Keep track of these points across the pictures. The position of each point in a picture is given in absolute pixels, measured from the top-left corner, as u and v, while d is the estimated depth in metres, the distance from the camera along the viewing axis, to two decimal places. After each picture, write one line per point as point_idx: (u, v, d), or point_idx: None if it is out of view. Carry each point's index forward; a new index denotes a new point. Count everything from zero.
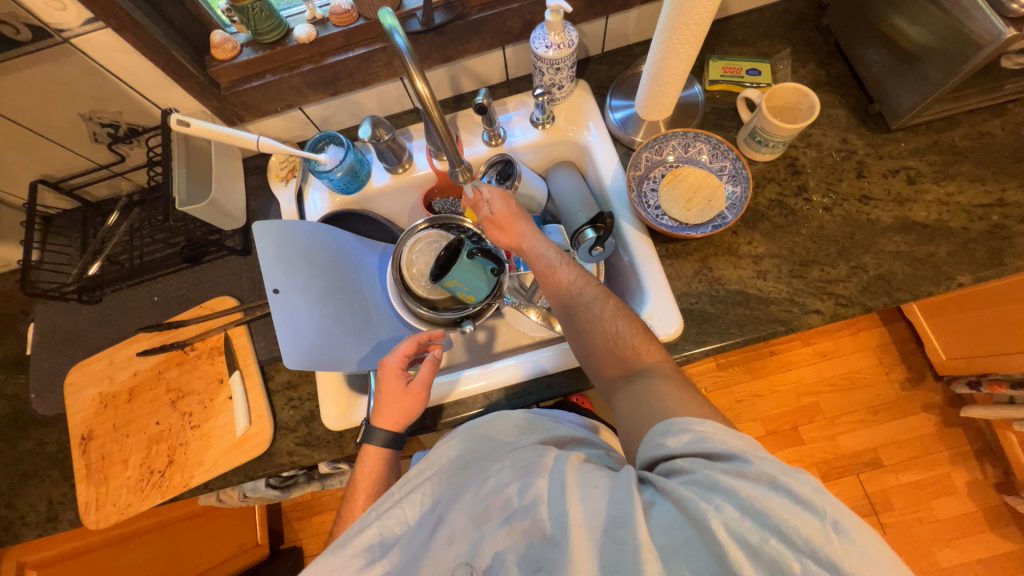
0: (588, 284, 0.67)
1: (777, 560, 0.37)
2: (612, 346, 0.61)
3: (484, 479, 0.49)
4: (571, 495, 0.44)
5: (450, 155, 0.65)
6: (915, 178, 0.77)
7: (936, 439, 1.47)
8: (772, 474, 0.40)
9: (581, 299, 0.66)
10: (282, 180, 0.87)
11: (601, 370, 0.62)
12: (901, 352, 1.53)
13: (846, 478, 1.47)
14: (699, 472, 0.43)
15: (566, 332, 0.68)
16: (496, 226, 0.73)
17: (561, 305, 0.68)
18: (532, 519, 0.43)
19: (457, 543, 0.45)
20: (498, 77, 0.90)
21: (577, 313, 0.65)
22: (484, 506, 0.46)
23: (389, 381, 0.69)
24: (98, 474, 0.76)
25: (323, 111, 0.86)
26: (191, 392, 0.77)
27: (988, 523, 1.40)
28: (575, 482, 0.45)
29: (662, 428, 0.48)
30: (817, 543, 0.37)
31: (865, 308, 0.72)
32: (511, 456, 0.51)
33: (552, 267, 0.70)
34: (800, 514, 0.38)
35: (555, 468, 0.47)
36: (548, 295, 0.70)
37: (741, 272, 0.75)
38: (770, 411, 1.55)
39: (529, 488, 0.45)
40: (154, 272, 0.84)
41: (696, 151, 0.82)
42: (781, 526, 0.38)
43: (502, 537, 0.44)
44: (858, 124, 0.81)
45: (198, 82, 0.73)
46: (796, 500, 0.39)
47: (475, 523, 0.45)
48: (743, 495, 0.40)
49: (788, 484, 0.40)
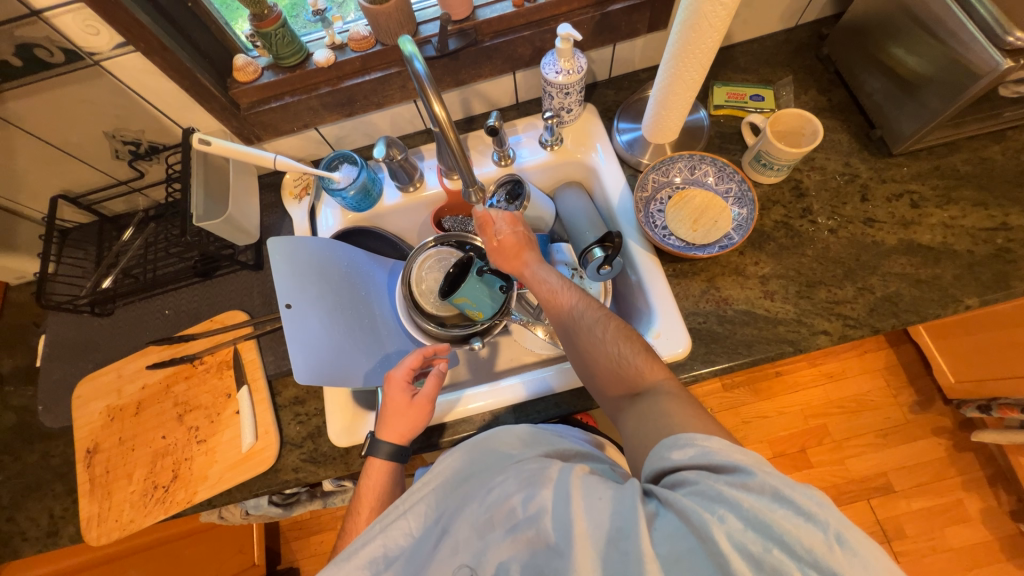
0: (589, 306, 0.67)
1: (781, 572, 0.37)
2: (615, 366, 0.61)
3: (488, 489, 0.49)
4: (575, 506, 0.43)
5: (463, 173, 0.71)
6: (919, 202, 0.78)
7: (948, 464, 1.45)
8: (776, 486, 0.40)
9: (584, 322, 0.65)
10: (295, 198, 0.89)
11: (605, 391, 0.63)
12: (909, 374, 1.52)
13: (856, 504, 1.44)
14: (703, 483, 0.42)
15: (569, 352, 0.68)
16: (501, 250, 0.74)
17: (564, 329, 0.68)
18: (536, 529, 0.43)
19: (461, 553, 0.45)
20: (508, 100, 0.93)
21: (578, 334, 0.65)
22: (488, 516, 0.46)
23: (394, 394, 0.69)
24: (102, 488, 0.76)
25: (338, 131, 0.89)
26: (199, 406, 0.77)
27: (1005, 553, 1.36)
28: (580, 492, 0.44)
29: (668, 443, 0.48)
30: (820, 554, 0.37)
31: (873, 329, 0.72)
32: (516, 467, 0.51)
33: (555, 292, 0.70)
34: (805, 527, 0.38)
35: (559, 479, 0.47)
36: (551, 318, 0.71)
37: (749, 292, 0.76)
38: (777, 433, 1.53)
39: (533, 499, 0.45)
40: (167, 286, 0.85)
41: (701, 173, 0.83)
42: (784, 537, 0.38)
43: (506, 548, 0.43)
44: (861, 148, 0.83)
45: (220, 102, 0.75)
46: (801, 512, 0.38)
47: (479, 533, 0.45)
48: (747, 507, 0.39)
49: (792, 496, 0.39)
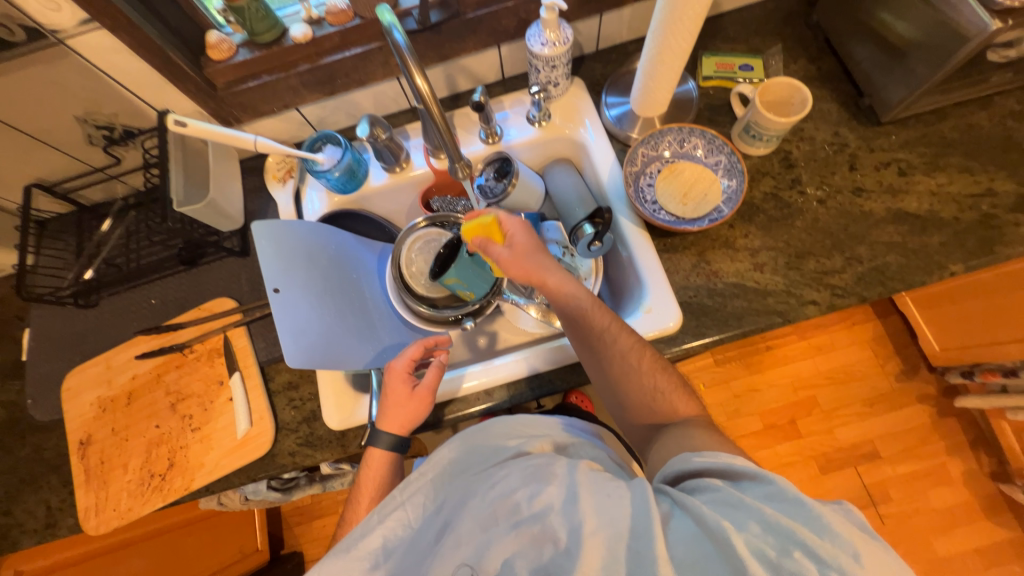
0: (622, 332, 0.63)
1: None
2: (649, 399, 0.62)
3: (491, 484, 0.50)
4: (584, 503, 0.44)
5: (451, 151, 0.69)
6: (906, 169, 0.78)
7: (932, 429, 1.49)
8: (797, 493, 0.41)
9: (618, 351, 0.62)
10: (279, 181, 0.87)
11: (633, 419, 0.64)
12: (895, 344, 1.55)
13: (843, 471, 1.49)
14: (724, 491, 0.44)
15: (597, 375, 0.66)
16: (517, 259, 0.65)
17: (586, 346, 0.65)
18: (542, 526, 0.44)
19: (463, 547, 0.45)
20: (494, 76, 0.91)
21: (611, 363, 0.62)
22: (492, 510, 0.46)
23: (395, 385, 0.69)
24: (97, 479, 0.75)
25: (320, 112, 0.86)
26: (191, 395, 0.77)
27: (984, 511, 1.42)
28: (588, 490, 0.45)
29: (691, 453, 0.50)
30: (842, 566, 0.37)
31: (861, 298, 0.73)
32: (519, 463, 0.51)
33: (584, 311, 0.63)
34: (828, 539, 0.38)
35: (565, 475, 0.48)
36: (578, 338, 0.65)
37: (738, 265, 0.76)
38: (768, 405, 1.56)
39: (539, 496, 0.46)
40: (153, 274, 0.84)
41: (691, 147, 0.82)
42: (804, 542, 0.38)
43: (510, 543, 0.44)
44: (850, 117, 0.82)
45: (195, 83, 0.73)
46: (824, 523, 0.38)
47: (482, 527, 0.46)
48: (768, 513, 0.40)
49: (816, 506, 0.39)
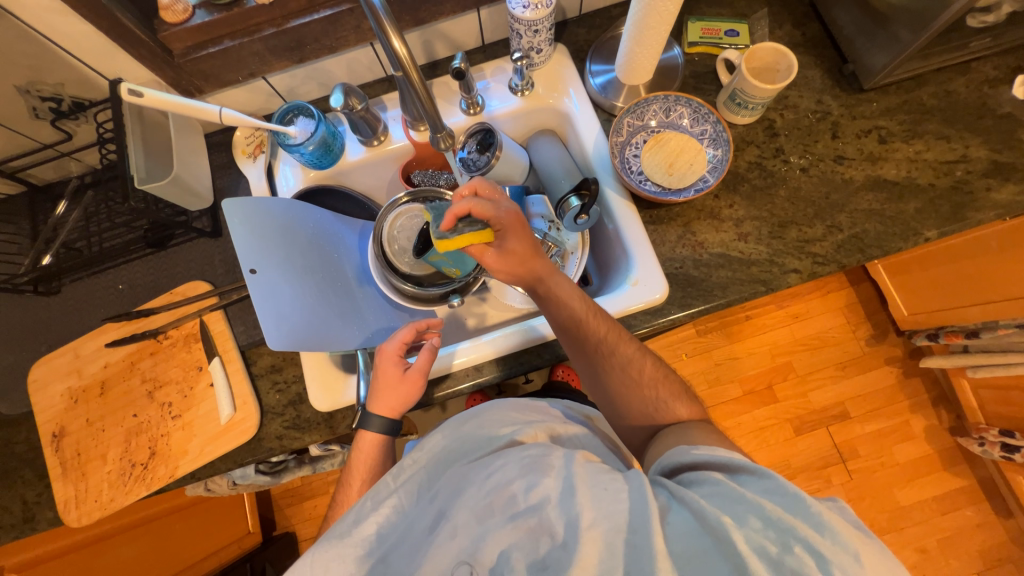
0: (623, 342, 0.66)
1: (801, 572, 0.39)
2: (651, 413, 0.63)
3: (487, 474, 0.50)
4: (582, 497, 0.45)
5: (432, 119, 0.66)
6: (886, 137, 0.79)
7: (898, 389, 1.57)
8: (797, 491, 0.43)
9: (617, 362, 0.65)
10: (249, 156, 0.82)
11: (629, 427, 0.65)
12: (866, 310, 1.62)
13: (816, 432, 1.57)
14: (724, 485, 0.46)
15: (592, 381, 0.68)
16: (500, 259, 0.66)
17: (583, 353, 0.66)
18: (539, 518, 0.45)
19: (460, 537, 0.45)
20: (474, 42, 0.87)
21: (610, 373, 0.65)
22: (488, 501, 0.47)
23: (387, 367, 0.68)
24: (75, 471, 0.73)
25: (289, 81, 0.81)
26: (169, 381, 0.74)
27: (942, 463, 1.52)
28: (585, 484, 0.46)
29: (688, 445, 0.53)
30: (841, 562, 0.39)
31: (840, 265, 0.74)
32: (514, 452, 0.52)
33: (580, 322, 0.65)
34: (828, 539, 0.40)
35: (562, 468, 0.49)
36: (577, 346, 0.66)
37: (723, 235, 0.76)
38: (747, 372, 1.61)
39: (536, 488, 0.47)
40: (119, 258, 0.79)
41: (677, 116, 0.81)
42: (801, 538, 0.40)
43: (507, 534, 0.45)
44: (833, 84, 0.82)
45: (149, 48, 0.67)
46: (821, 519, 0.41)
47: (479, 518, 0.46)
48: (768, 509, 0.42)
49: (814, 504, 0.41)
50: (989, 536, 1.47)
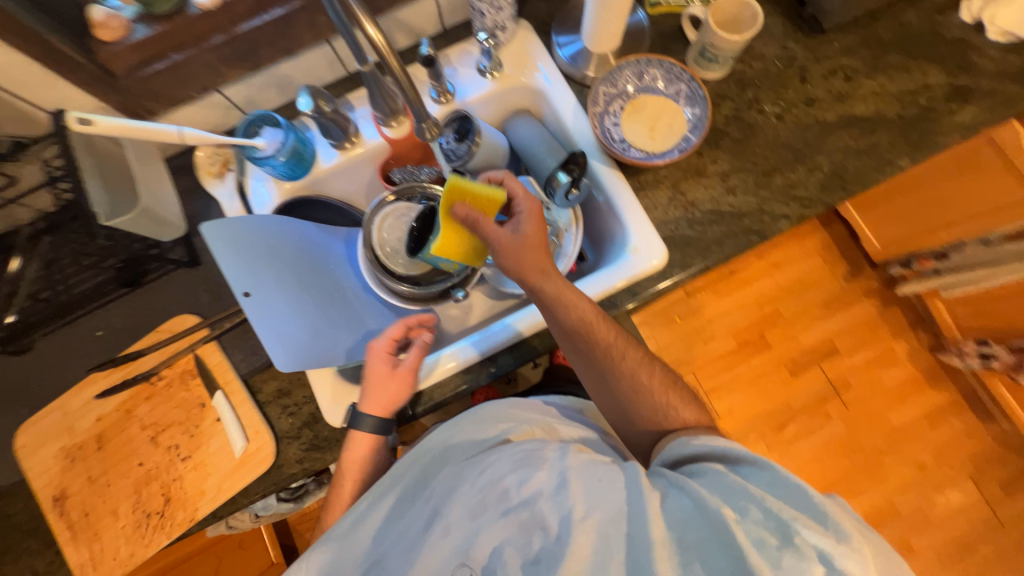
0: (629, 349, 0.65)
1: (799, 563, 0.40)
2: (660, 416, 0.63)
3: (481, 471, 0.55)
4: (573, 491, 0.50)
5: (416, 108, 0.61)
6: (851, 75, 0.80)
7: (879, 319, 1.66)
8: (799, 485, 0.46)
9: (626, 368, 0.64)
10: (216, 176, 0.78)
11: (633, 424, 0.64)
12: (841, 248, 1.68)
13: (810, 371, 1.63)
14: (726, 477, 0.49)
15: (591, 383, 0.67)
16: (516, 250, 0.64)
17: (587, 356, 0.64)
18: (532, 511, 0.50)
19: (458, 533, 0.51)
20: (434, 28, 0.84)
21: (615, 378, 0.64)
22: (483, 496, 0.52)
23: (376, 365, 0.69)
24: (85, 533, 0.68)
25: (246, 91, 0.77)
26: (172, 423, 0.70)
27: (927, 381, 1.62)
28: (574, 476, 0.51)
29: (694, 438, 0.57)
30: (841, 554, 0.40)
31: (826, 205, 0.76)
32: (509, 449, 0.57)
33: (587, 324, 0.63)
34: (829, 531, 0.42)
35: (554, 462, 0.54)
36: (578, 349, 0.65)
37: (712, 192, 0.77)
38: (739, 324, 1.66)
39: (530, 482, 0.52)
40: (93, 303, 0.74)
41: (651, 79, 0.80)
42: (798, 531, 0.42)
43: (500, 528, 0.50)
44: (794, 29, 0.83)
45: (90, 71, 0.62)
46: (822, 513, 0.43)
47: (474, 513, 0.52)
48: (769, 502, 0.44)
49: (817, 497, 0.44)
50: (976, 441, 1.58)
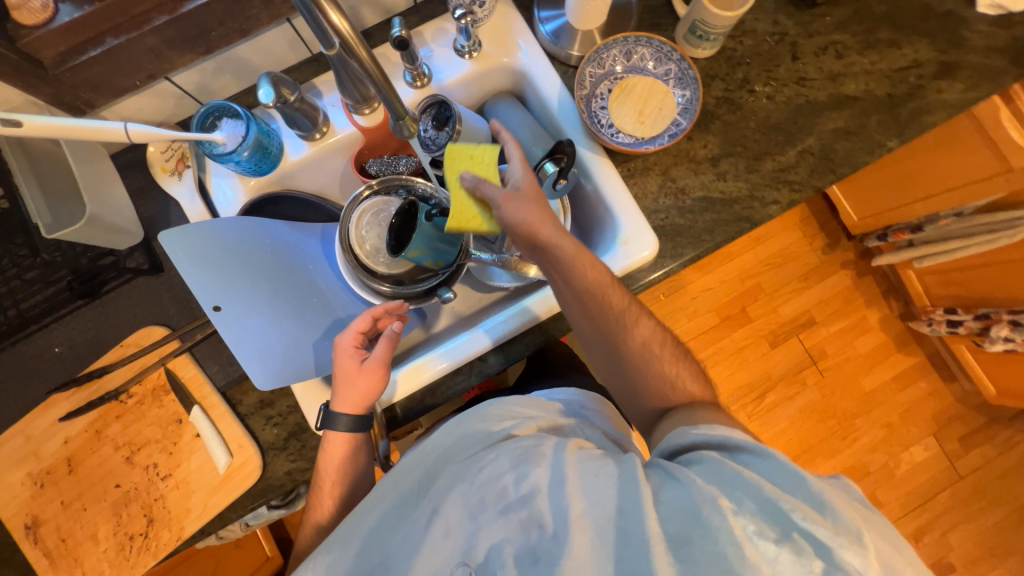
0: (637, 318, 0.62)
1: (800, 559, 0.38)
2: (670, 388, 0.60)
3: (478, 469, 0.51)
4: (571, 487, 0.46)
5: (389, 106, 0.58)
6: (842, 51, 0.78)
7: (854, 289, 1.70)
8: (799, 472, 0.41)
9: (637, 338, 0.61)
10: (172, 174, 0.71)
11: (640, 399, 0.62)
12: (820, 222, 1.71)
13: (789, 342, 1.68)
14: (721, 466, 0.44)
15: (602, 356, 0.64)
16: (522, 202, 0.59)
17: (598, 324, 0.62)
18: (529, 510, 0.46)
19: (454, 536, 0.47)
20: (405, 2, 0.77)
21: (626, 347, 0.61)
22: (481, 496, 0.48)
23: (343, 361, 0.65)
24: (64, 559, 0.65)
25: (199, 77, 0.69)
26: (148, 442, 0.67)
27: (897, 347, 1.69)
28: (574, 471, 0.47)
29: (691, 426, 0.52)
30: (843, 547, 0.38)
31: (815, 189, 0.75)
32: (506, 446, 0.53)
33: (600, 287, 0.60)
34: (830, 522, 0.39)
35: (553, 457, 0.49)
36: (589, 317, 0.61)
37: (702, 178, 0.75)
38: (722, 299, 1.69)
39: (527, 479, 0.48)
40: (46, 318, 0.68)
41: (639, 58, 0.76)
42: (800, 524, 0.39)
43: (499, 528, 0.46)
44: (786, 2, 0.79)
45: (11, 62, 0.54)
46: (823, 500, 0.40)
47: (472, 513, 0.48)
48: (768, 490, 0.40)
49: (819, 485, 0.40)
50: (939, 401, 1.67)
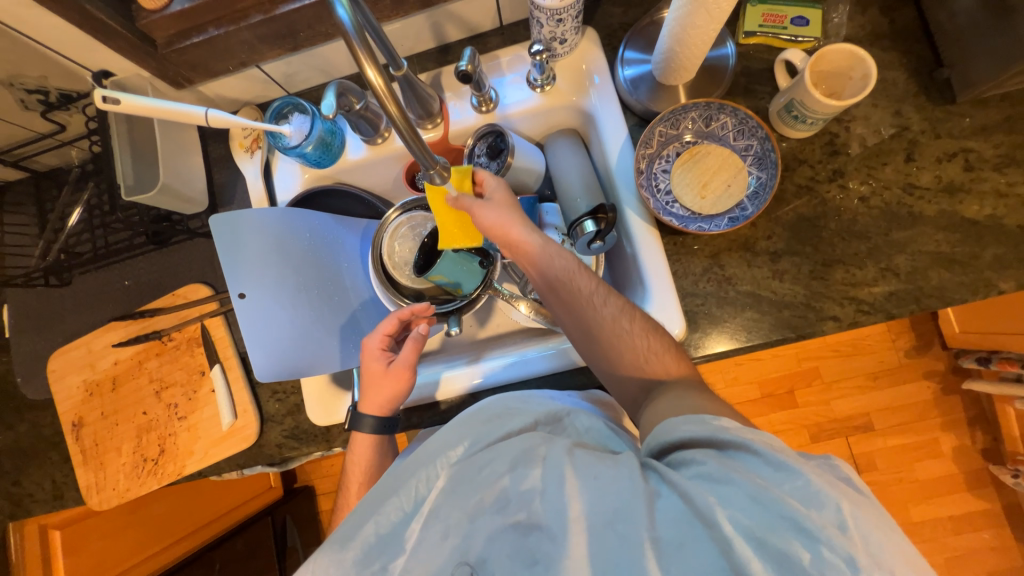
0: (611, 296, 0.62)
1: (791, 555, 0.37)
2: (642, 362, 0.60)
3: (477, 467, 0.49)
4: (568, 489, 0.44)
5: (421, 159, 0.53)
6: (973, 162, 0.65)
7: (932, 405, 1.48)
8: (786, 460, 0.40)
9: (609, 322, 0.60)
10: (246, 151, 0.77)
11: (621, 381, 0.62)
12: (912, 320, 1.49)
13: (834, 440, 1.51)
14: (710, 464, 0.42)
15: (578, 341, 0.64)
16: (493, 208, 0.64)
17: (577, 317, 0.62)
18: (527, 510, 0.46)
19: (452, 537, 0.47)
20: (491, 24, 0.76)
21: (597, 328, 0.61)
22: (478, 498, 0.47)
23: (370, 364, 0.68)
24: (93, 459, 0.77)
25: (286, 68, 0.73)
26: (174, 383, 0.76)
27: (967, 484, 1.45)
28: (571, 473, 0.45)
29: (676, 419, 0.48)
30: (834, 536, 0.36)
31: (888, 316, 0.65)
32: (505, 442, 0.50)
33: (570, 274, 0.62)
34: (820, 510, 0.37)
35: (549, 458, 0.47)
36: (563, 304, 0.63)
37: (756, 271, 0.68)
38: (769, 374, 1.54)
39: (525, 479, 0.47)
40: (122, 255, 0.78)
41: (718, 126, 0.70)
42: (795, 518, 0.37)
43: (495, 526, 0.46)
44: (919, 91, 0.68)
45: (128, 40, 0.61)
46: (812, 492, 0.38)
47: (470, 516, 0.47)
48: (756, 487, 0.39)
49: (811, 476, 0.38)
50: (1002, 560, 1.42)
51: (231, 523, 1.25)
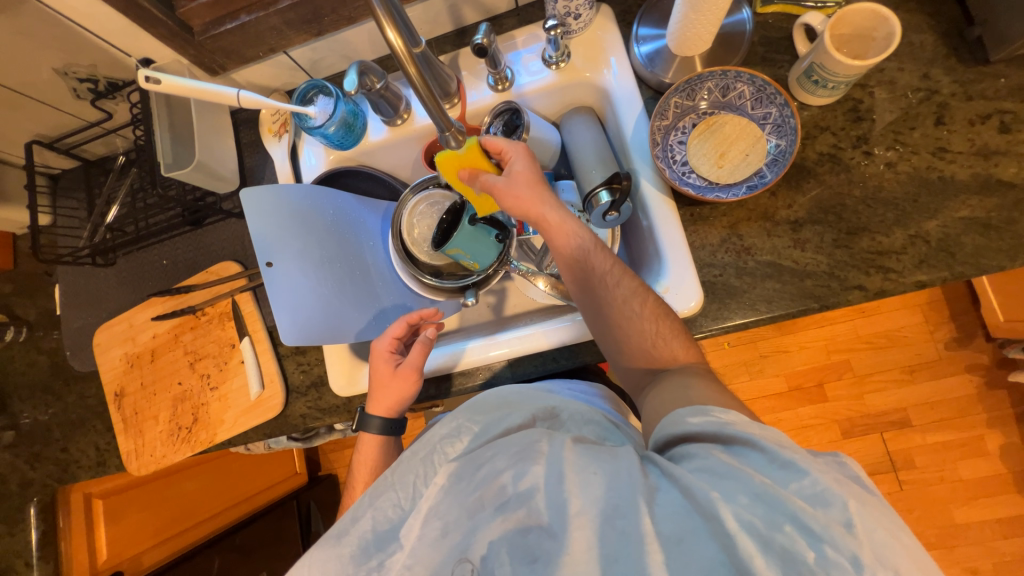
0: (624, 276, 0.60)
1: (792, 551, 0.34)
2: (649, 344, 0.59)
3: (476, 467, 0.48)
4: (569, 485, 0.42)
5: (437, 119, 0.58)
6: (1010, 124, 0.63)
7: (976, 401, 1.40)
8: (790, 457, 0.38)
9: (622, 307, 0.59)
10: (275, 135, 0.81)
11: (628, 362, 0.62)
12: (952, 310, 1.42)
13: (867, 437, 1.44)
14: (710, 459, 0.41)
15: (589, 320, 0.63)
16: (513, 184, 0.62)
17: (592, 299, 0.61)
18: (527, 508, 0.43)
19: (451, 534, 0.45)
20: (507, 5, 0.77)
21: (609, 309, 0.60)
22: (477, 496, 0.45)
23: (378, 365, 0.70)
24: (133, 427, 0.82)
25: (312, 55, 0.77)
26: (207, 355, 0.80)
27: (1016, 485, 1.36)
28: (572, 469, 0.43)
29: (683, 411, 0.47)
30: (835, 537, 0.34)
31: (919, 284, 0.63)
32: (504, 441, 0.49)
33: (586, 252, 0.61)
34: (822, 510, 0.35)
35: (551, 454, 0.46)
36: (574, 283, 0.63)
37: (775, 241, 0.66)
38: (796, 367, 1.49)
39: (525, 476, 0.44)
40: (160, 236, 0.83)
41: (735, 95, 0.69)
42: (796, 513, 0.35)
43: (496, 527, 0.44)
44: (948, 53, 0.66)
45: (168, 27, 0.66)
46: (818, 492, 0.36)
47: (469, 513, 0.45)
48: (757, 482, 0.37)
49: (815, 474, 0.37)
50: None
51: (256, 506, 1.30)
